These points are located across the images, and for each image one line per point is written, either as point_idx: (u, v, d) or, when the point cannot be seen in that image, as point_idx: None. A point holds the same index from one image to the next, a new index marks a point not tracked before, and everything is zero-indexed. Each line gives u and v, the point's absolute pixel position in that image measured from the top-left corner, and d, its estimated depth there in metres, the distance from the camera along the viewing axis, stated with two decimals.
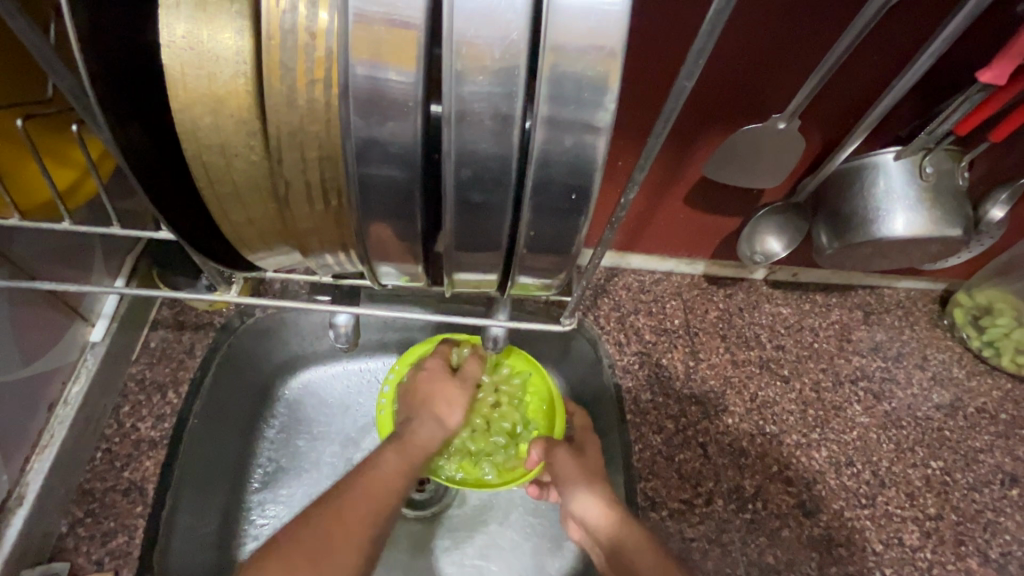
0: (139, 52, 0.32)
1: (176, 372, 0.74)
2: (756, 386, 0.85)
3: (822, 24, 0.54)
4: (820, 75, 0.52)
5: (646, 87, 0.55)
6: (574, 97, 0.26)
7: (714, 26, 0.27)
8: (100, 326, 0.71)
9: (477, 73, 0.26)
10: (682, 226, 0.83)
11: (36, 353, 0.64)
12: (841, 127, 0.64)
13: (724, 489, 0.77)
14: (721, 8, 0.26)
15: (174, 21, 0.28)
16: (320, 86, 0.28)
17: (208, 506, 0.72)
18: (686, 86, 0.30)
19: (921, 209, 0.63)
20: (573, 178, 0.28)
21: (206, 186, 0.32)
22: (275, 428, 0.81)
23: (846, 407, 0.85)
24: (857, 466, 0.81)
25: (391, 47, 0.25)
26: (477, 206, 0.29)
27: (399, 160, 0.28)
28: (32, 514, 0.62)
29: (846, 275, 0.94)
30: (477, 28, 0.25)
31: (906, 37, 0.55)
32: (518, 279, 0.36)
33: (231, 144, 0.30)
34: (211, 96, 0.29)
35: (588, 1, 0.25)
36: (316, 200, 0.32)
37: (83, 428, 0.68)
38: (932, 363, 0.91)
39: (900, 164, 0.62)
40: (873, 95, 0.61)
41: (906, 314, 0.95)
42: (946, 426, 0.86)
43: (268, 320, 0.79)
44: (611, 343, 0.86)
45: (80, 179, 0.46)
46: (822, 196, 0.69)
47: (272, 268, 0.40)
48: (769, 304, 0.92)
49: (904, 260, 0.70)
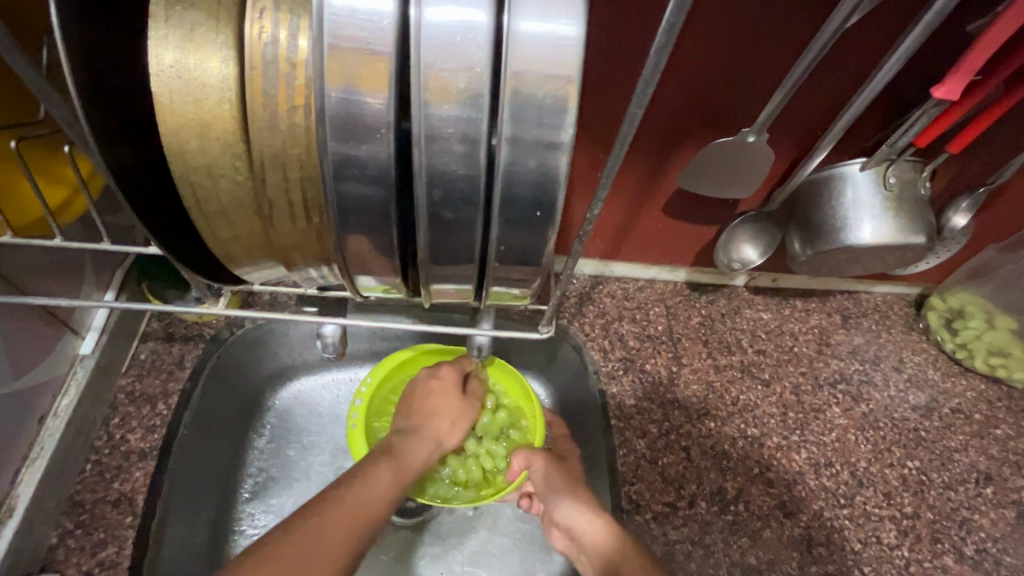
0: (129, 78, 0.33)
1: (166, 383, 0.75)
2: (738, 390, 0.87)
3: (786, 44, 0.56)
4: (785, 91, 0.55)
5: (620, 102, 0.57)
6: (536, 121, 0.28)
7: (663, 54, 0.29)
8: (89, 339, 0.72)
9: (446, 99, 0.28)
10: (662, 235, 0.85)
11: (26, 365, 0.65)
12: (809, 138, 0.67)
13: (707, 492, 0.79)
14: (667, 40, 0.29)
15: (163, 51, 0.30)
16: (301, 112, 0.30)
17: (198, 517, 0.73)
18: (638, 111, 0.32)
19: (886, 218, 0.66)
20: (537, 195, 0.30)
21: (193, 205, 0.33)
22: (265, 438, 0.82)
23: (825, 409, 0.88)
24: (836, 467, 0.83)
25: (365, 76, 0.27)
26: (449, 221, 0.31)
27: (375, 180, 0.30)
28: (23, 526, 0.63)
29: (824, 281, 0.97)
30: (444, 59, 0.27)
31: (866, 54, 0.57)
32: (493, 289, 0.38)
33: (216, 165, 0.32)
34: (199, 120, 0.31)
35: (546, 34, 0.27)
36: (298, 217, 0.34)
37: (73, 440, 0.68)
38: (908, 365, 0.93)
39: (865, 175, 0.65)
40: (837, 110, 0.63)
41: (882, 318, 0.98)
42: (922, 427, 0.88)
43: (258, 330, 0.80)
44: (595, 350, 0.87)
45: (71, 197, 0.48)
46: (793, 205, 0.72)
47: (258, 281, 0.42)
48: (749, 309, 0.94)
49: (875, 265, 0.73)
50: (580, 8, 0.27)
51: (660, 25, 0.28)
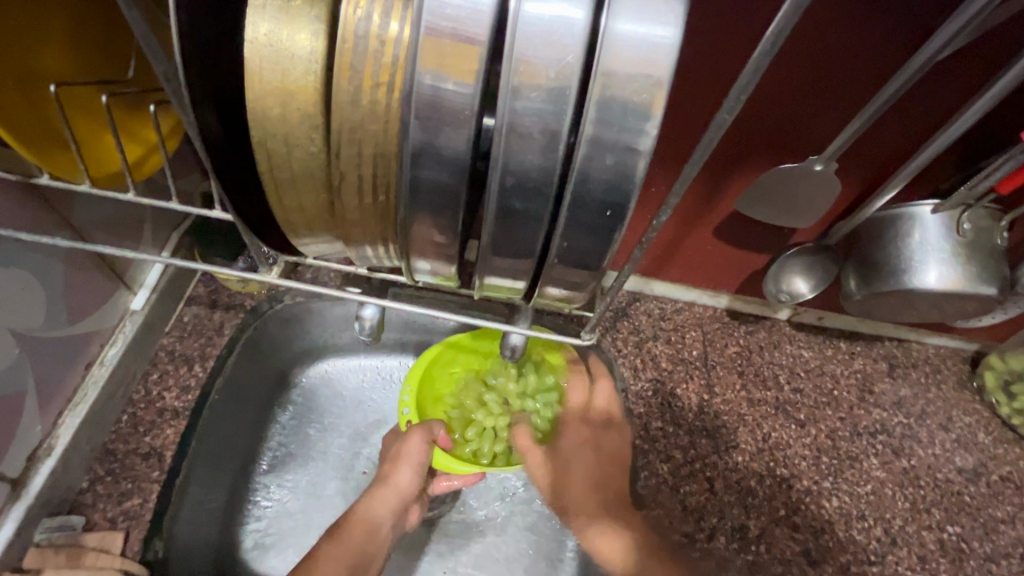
0: (226, 43, 0.34)
1: (205, 347, 0.77)
2: (770, 427, 0.84)
3: (870, 73, 0.54)
4: (861, 122, 0.52)
5: (688, 117, 0.56)
6: (619, 118, 0.28)
7: (761, 61, 0.28)
8: (141, 296, 0.75)
9: (532, 88, 0.27)
10: (709, 257, 0.83)
11: (80, 313, 0.67)
12: (880, 173, 0.64)
13: (728, 527, 0.76)
14: (769, 48, 0.28)
15: (259, 20, 0.31)
16: (384, 89, 0.30)
17: (218, 483, 0.73)
18: (727, 118, 0.31)
19: (956, 265, 0.62)
20: (610, 194, 0.30)
21: (266, 171, 0.34)
22: (288, 413, 0.83)
23: (862, 459, 0.83)
24: (869, 521, 0.79)
25: (453, 58, 0.27)
26: (517, 213, 0.31)
27: (448, 166, 0.30)
28: (58, 466, 0.65)
29: (873, 324, 0.92)
30: (536, 47, 0.27)
31: (953, 91, 0.55)
32: (544, 288, 0.37)
33: (294, 135, 0.33)
34: (284, 89, 0.32)
35: (641, 32, 0.27)
36: (366, 193, 0.34)
37: (114, 390, 0.71)
38: (957, 425, 0.88)
39: (936, 218, 0.62)
40: (914, 147, 0.61)
41: (933, 371, 0.92)
42: (966, 491, 0.83)
43: (295, 308, 0.80)
44: (626, 366, 0.86)
45: (147, 154, 0.50)
46: (853, 240, 0.69)
47: (313, 254, 0.43)
48: (790, 345, 0.91)
49: (935, 313, 0.69)
50: (680, 11, 0.27)
51: (766, 30, 0.27)
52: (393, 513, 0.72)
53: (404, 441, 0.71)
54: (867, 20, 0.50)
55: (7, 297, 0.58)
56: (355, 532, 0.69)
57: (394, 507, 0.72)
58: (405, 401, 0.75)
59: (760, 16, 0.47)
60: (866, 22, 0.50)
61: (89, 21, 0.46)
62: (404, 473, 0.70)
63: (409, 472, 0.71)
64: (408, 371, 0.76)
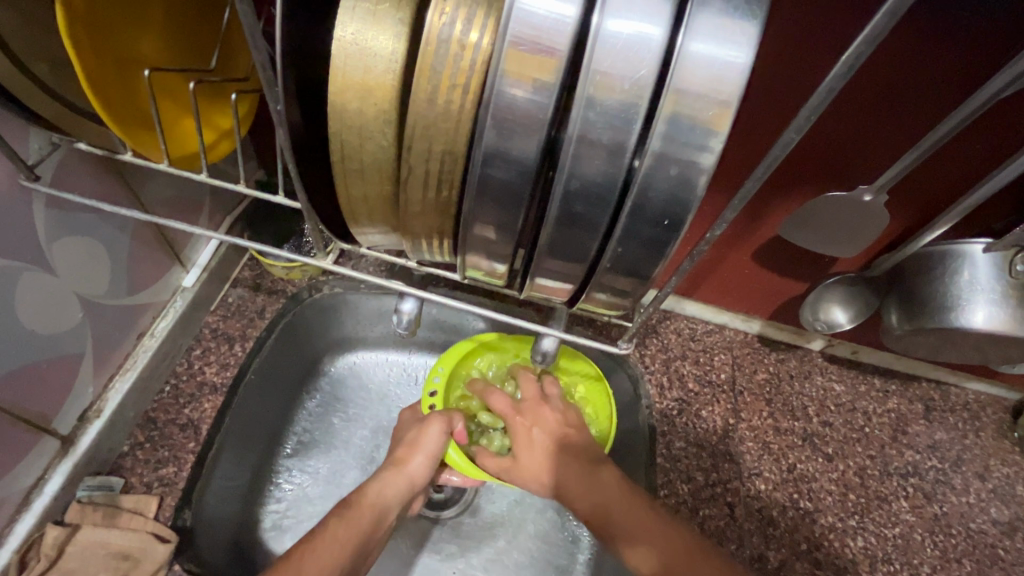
0: (315, 37, 0.36)
1: (246, 328, 0.80)
2: (796, 458, 0.82)
3: (929, 106, 0.53)
4: (916, 155, 0.52)
5: (740, 136, 0.56)
6: (685, 134, 0.29)
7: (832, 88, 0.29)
8: (192, 274, 0.78)
9: (605, 98, 0.29)
10: (744, 281, 0.83)
11: (140, 285, 0.71)
12: (931, 208, 0.63)
13: (746, 555, 0.74)
14: (846, 71, 0.29)
15: (348, 20, 0.33)
16: (459, 90, 0.32)
17: (245, 461, 0.76)
18: (793, 138, 0.31)
19: (1006, 306, 0.60)
20: (668, 206, 0.31)
21: (338, 160, 0.36)
22: (315, 400, 0.86)
23: (891, 500, 0.81)
24: (895, 565, 0.76)
25: (530, 64, 0.29)
26: (576, 216, 0.32)
27: (514, 166, 0.31)
28: (104, 428, 0.69)
29: (911, 364, 0.90)
30: (613, 61, 0.28)
31: (1015, 130, 0.54)
32: (591, 295, 0.38)
33: (368, 128, 0.35)
34: (364, 85, 0.34)
35: (715, 52, 0.28)
36: (431, 188, 0.35)
37: (160, 361, 0.74)
38: (994, 475, 0.84)
39: (988, 257, 0.60)
40: (969, 184, 0.60)
41: (972, 418, 0.89)
42: (1000, 545, 0.79)
43: (332, 298, 0.83)
44: (652, 383, 0.85)
45: (219, 139, 0.54)
46: (898, 274, 0.68)
47: (368, 244, 0.45)
48: (821, 377, 0.89)
49: (979, 354, 0.68)
50: (753, 33, 0.28)
51: (845, 54, 0.29)
52: (402, 501, 0.68)
53: (423, 431, 0.70)
54: (928, 55, 0.49)
55: (78, 263, 0.61)
56: (365, 514, 0.63)
57: (399, 498, 0.68)
58: (434, 383, 0.76)
59: (824, 44, 0.47)
60: (929, 56, 0.50)
61: (180, 16, 0.50)
62: (418, 462, 0.69)
63: (424, 462, 0.69)
64: (445, 353, 0.77)
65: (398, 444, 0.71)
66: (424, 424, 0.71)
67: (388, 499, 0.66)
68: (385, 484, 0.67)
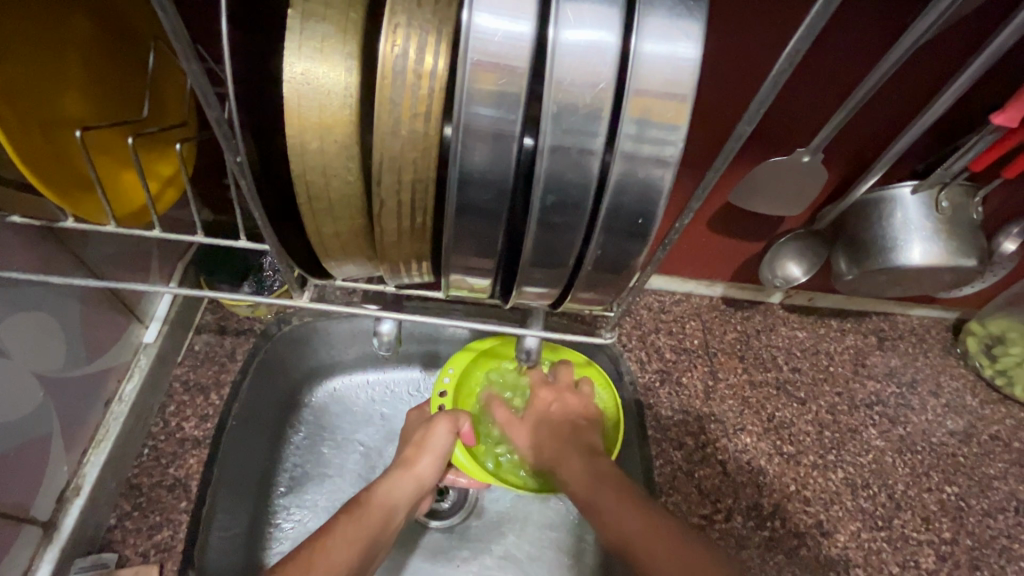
0: (261, 79, 0.35)
1: (219, 375, 0.77)
2: (774, 407, 0.87)
3: (851, 65, 0.57)
4: (844, 112, 0.55)
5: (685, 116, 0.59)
6: (649, 135, 0.30)
7: (778, 81, 0.31)
8: (152, 328, 0.75)
9: (569, 111, 0.30)
10: (702, 249, 0.87)
11: (97, 350, 0.67)
12: (863, 159, 0.68)
13: (743, 506, 0.79)
14: (791, 63, 0.31)
15: (296, 60, 0.33)
16: (421, 119, 0.32)
17: (239, 509, 0.73)
18: (747, 129, 0.34)
19: (936, 240, 0.66)
20: (642, 204, 0.32)
21: (304, 201, 0.36)
22: (301, 433, 0.82)
23: (862, 430, 0.87)
24: (874, 488, 0.83)
25: (488, 85, 0.29)
26: (555, 225, 0.33)
27: (488, 186, 0.32)
28: (87, 505, 0.65)
29: (861, 301, 0.97)
30: (572, 75, 0.29)
31: (926, 79, 0.59)
32: (576, 294, 0.40)
33: (331, 165, 0.35)
34: (321, 123, 0.33)
35: (667, 54, 0.29)
36: (405, 217, 0.36)
37: (135, 425, 0.71)
38: (946, 390, 0.93)
39: (916, 198, 0.66)
40: (894, 132, 0.65)
41: (919, 341, 0.97)
42: (960, 452, 0.87)
43: (302, 328, 0.82)
44: (632, 360, 0.89)
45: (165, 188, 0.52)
46: (840, 224, 0.73)
47: (341, 277, 0.44)
48: (785, 327, 0.95)
49: (918, 287, 0.74)
50: (699, 32, 0.29)
51: (784, 51, 0.31)
52: (409, 501, 0.67)
53: (431, 430, 0.70)
54: (840, 18, 0.53)
55: (29, 339, 0.58)
56: (375, 513, 0.64)
57: (410, 496, 0.68)
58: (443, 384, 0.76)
59: (752, 19, 0.50)
60: (844, 17, 0.53)
61: (101, 66, 0.47)
62: (425, 463, 0.68)
63: (432, 462, 0.69)
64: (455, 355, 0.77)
65: (406, 444, 0.71)
66: (430, 424, 0.71)
67: (396, 497, 0.66)
68: (394, 484, 0.67)
